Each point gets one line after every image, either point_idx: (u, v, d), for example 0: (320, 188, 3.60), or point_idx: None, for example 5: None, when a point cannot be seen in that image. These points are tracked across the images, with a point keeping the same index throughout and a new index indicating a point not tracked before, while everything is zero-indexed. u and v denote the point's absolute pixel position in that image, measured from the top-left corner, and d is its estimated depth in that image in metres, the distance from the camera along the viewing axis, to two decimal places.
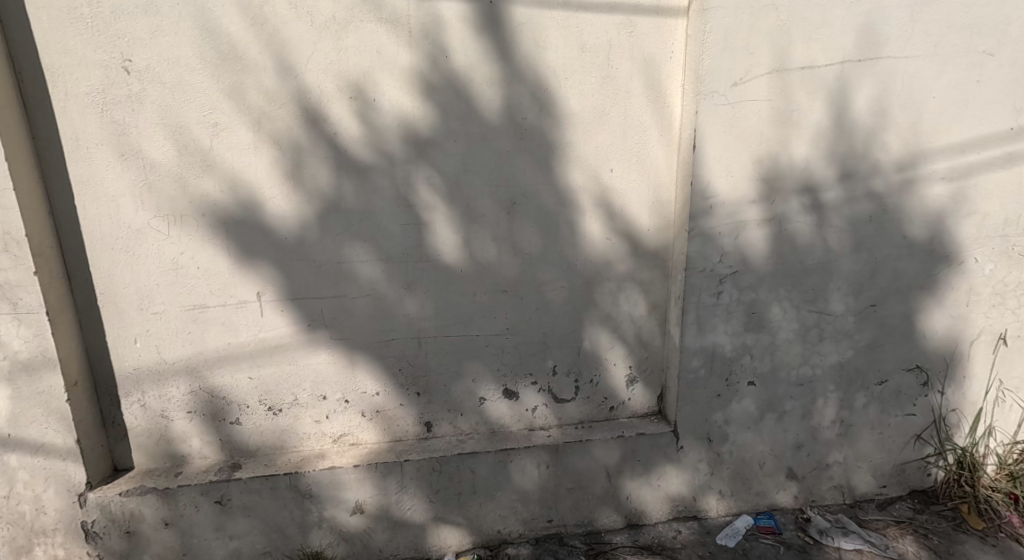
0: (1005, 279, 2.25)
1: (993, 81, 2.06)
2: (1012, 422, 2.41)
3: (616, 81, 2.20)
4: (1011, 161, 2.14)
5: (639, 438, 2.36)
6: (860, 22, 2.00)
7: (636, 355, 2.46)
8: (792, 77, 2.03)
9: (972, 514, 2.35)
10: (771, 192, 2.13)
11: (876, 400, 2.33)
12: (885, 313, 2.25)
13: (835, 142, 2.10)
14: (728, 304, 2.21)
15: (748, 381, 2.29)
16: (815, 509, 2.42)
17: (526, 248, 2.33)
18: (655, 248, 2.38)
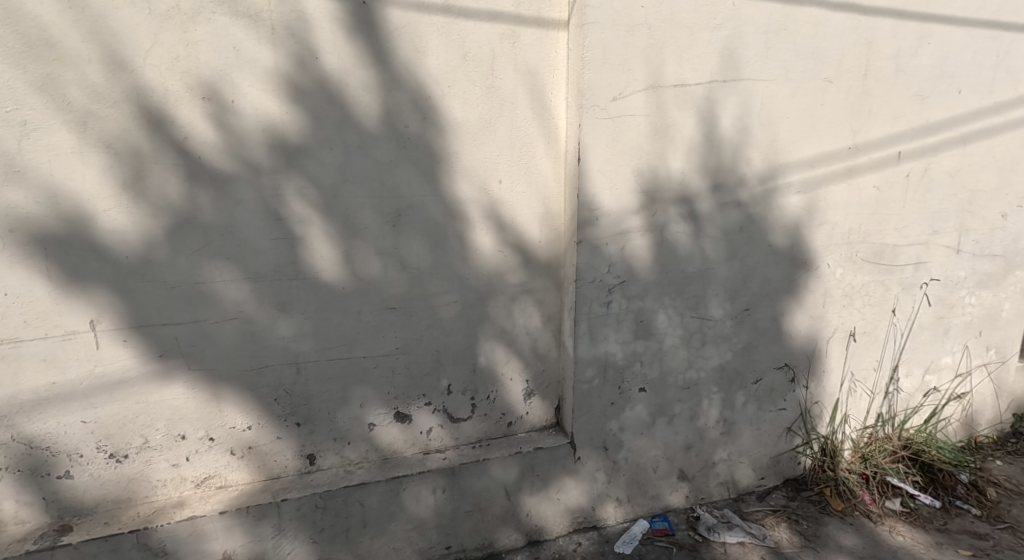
0: (852, 281, 2.54)
1: (834, 105, 2.32)
2: (863, 409, 2.73)
3: (501, 92, 2.17)
4: (851, 176, 2.43)
5: (537, 453, 2.33)
6: (722, 46, 2.16)
7: (532, 369, 2.44)
8: (665, 95, 2.14)
9: (835, 496, 2.61)
10: (652, 204, 2.23)
11: (753, 397, 2.52)
12: (757, 317, 2.44)
13: (705, 157, 2.24)
14: (618, 313, 2.27)
15: (639, 387, 2.36)
16: (703, 507, 2.56)
17: (413, 263, 2.21)
18: (548, 260, 2.38)
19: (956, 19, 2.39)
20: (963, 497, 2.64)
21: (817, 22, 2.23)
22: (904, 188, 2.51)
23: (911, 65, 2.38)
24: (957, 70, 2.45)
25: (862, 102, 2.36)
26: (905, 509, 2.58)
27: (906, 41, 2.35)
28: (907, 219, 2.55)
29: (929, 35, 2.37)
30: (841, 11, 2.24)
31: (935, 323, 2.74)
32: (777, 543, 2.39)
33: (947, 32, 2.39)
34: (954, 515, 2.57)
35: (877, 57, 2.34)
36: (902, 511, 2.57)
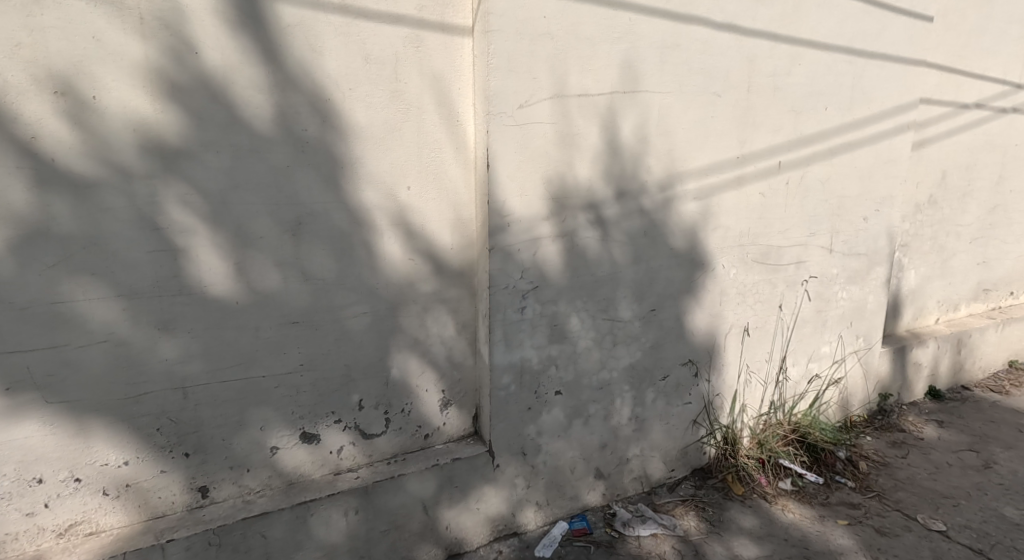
0: (744, 280, 2.76)
1: (723, 117, 2.51)
2: (758, 398, 2.97)
3: (407, 96, 2.11)
4: (740, 184, 2.63)
5: (455, 464, 2.29)
6: (621, 59, 2.25)
7: (448, 378, 2.39)
8: (569, 104, 2.20)
9: (736, 482, 2.81)
10: (561, 210, 2.27)
11: (661, 394, 2.65)
12: (662, 316, 2.57)
13: (609, 166, 2.33)
14: (532, 318, 2.29)
15: (555, 390, 2.40)
16: (619, 503, 2.65)
17: (317, 274, 2.08)
18: (461, 267, 2.35)
19: (820, 44, 2.68)
20: (840, 472, 2.94)
21: (705, 40, 2.40)
22: (785, 194, 2.77)
23: (786, 83, 2.64)
24: (822, 89, 2.74)
25: (746, 115, 2.57)
26: (793, 488, 2.83)
27: (779, 61, 2.60)
28: (788, 222, 2.82)
29: (799, 57, 2.64)
30: (725, 31, 2.43)
31: (815, 316, 3.05)
32: (686, 531, 2.53)
33: (814, 55, 2.68)
34: (834, 489, 2.85)
35: (758, 75, 2.56)
36: (791, 489, 2.82)
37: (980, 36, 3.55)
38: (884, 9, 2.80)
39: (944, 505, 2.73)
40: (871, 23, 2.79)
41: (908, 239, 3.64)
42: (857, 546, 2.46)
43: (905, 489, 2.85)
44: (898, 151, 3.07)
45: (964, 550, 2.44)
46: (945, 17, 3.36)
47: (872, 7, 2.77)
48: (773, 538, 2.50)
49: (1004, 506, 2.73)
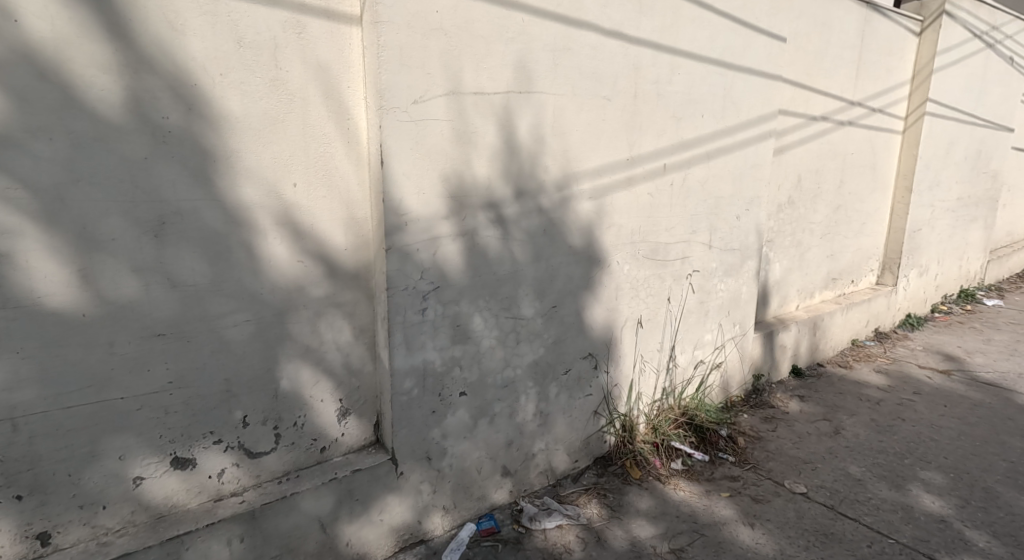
0: (638, 276, 2.93)
1: (613, 120, 2.63)
2: (651, 385, 3.18)
3: (290, 85, 1.94)
4: (630, 184, 2.78)
5: (355, 476, 2.17)
6: (514, 59, 2.27)
7: (345, 386, 2.26)
8: (464, 101, 2.17)
9: (633, 467, 2.98)
10: (459, 209, 2.24)
11: (564, 388, 2.72)
12: (563, 313, 2.64)
13: (507, 165, 2.33)
14: (433, 319, 2.23)
15: (459, 392, 2.36)
16: (525, 499, 2.68)
17: (186, 280, 1.85)
18: (355, 269, 2.22)
19: (694, 56, 2.89)
20: (723, 448, 3.22)
21: (594, 46, 2.49)
22: (669, 195, 2.97)
23: (667, 91, 2.82)
24: (698, 98, 2.96)
25: (634, 120, 2.71)
26: (683, 467, 3.05)
27: (660, 70, 2.77)
28: (673, 221, 3.02)
29: (678, 67, 2.84)
30: (612, 38, 2.55)
31: (697, 307, 3.31)
32: (589, 519, 2.62)
33: (690, 66, 2.89)
34: (717, 464, 3.11)
35: (643, 82, 2.71)
36: (682, 469, 3.03)
37: (823, 58, 4.06)
38: (746, 28, 3.10)
39: (805, 469, 3.09)
40: (736, 40, 3.08)
41: (773, 235, 4.08)
42: (736, 515, 2.70)
43: (774, 458, 3.19)
44: (761, 157, 3.41)
45: (820, 507, 2.78)
46: (794, 40, 3.81)
47: (736, 26, 3.05)
48: (666, 516, 2.67)
49: (849, 465, 3.15)
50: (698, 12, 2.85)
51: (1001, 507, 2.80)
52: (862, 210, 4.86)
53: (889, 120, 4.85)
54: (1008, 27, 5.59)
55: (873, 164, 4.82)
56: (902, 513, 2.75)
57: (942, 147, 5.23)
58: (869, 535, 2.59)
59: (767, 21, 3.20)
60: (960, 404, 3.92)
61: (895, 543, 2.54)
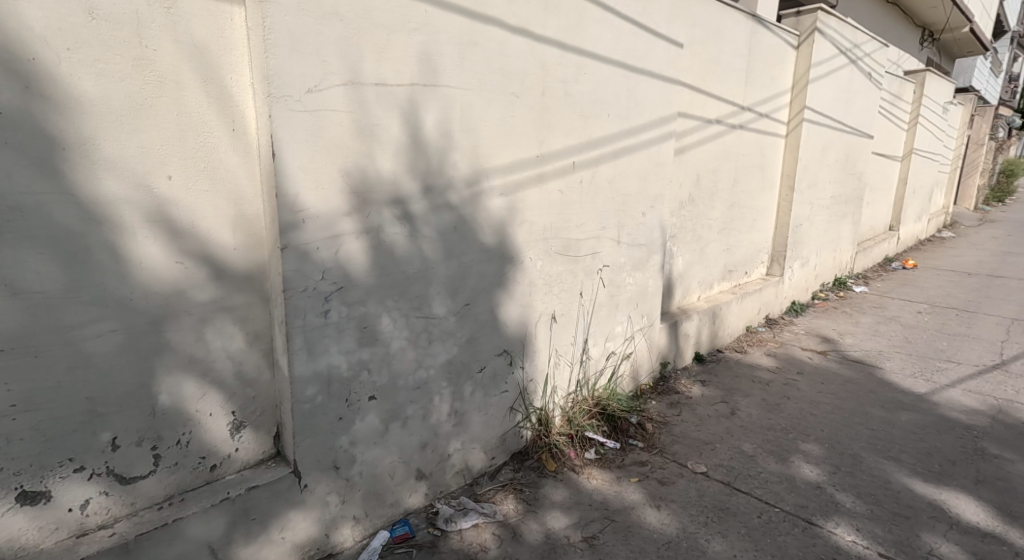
0: (550, 271, 2.97)
1: (523, 117, 2.64)
2: (566, 378, 3.24)
3: (160, 66, 1.78)
4: (541, 180, 2.80)
5: (250, 493, 2.05)
6: (418, 51, 2.22)
7: (239, 398, 2.12)
8: (365, 92, 2.09)
9: (549, 459, 3.02)
10: (363, 205, 2.16)
11: (478, 386, 2.71)
12: (476, 310, 2.62)
13: (414, 160, 2.28)
14: (336, 321, 2.15)
15: (369, 396, 2.29)
16: (441, 500, 2.65)
17: (32, 287, 1.64)
18: (247, 270, 2.08)
19: (599, 56, 2.96)
20: (633, 435, 3.33)
21: (501, 42, 2.48)
22: (579, 192, 3.02)
23: (575, 90, 2.87)
24: (603, 98, 3.04)
25: (543, 117, 2.74)
26: (596, 456, 3.13)
27: (567, 69, 2.81)
28: (583, 217, 3.09)
29: (584, 67, 2.90)
30: (519, 34, 2.55)
31: (608, 300, 3.41)
32: (506, 515, 2.63)
33: (596, 65, 2.96)
34: (627, 451, 3.21)
35: (551, 80, 2.75)
36: (595, 458, 3.11)
37: (717, 63, 4.30)
38: (647, 32, 3.22)
39: (706, 449, 3.26)
40: (638, 43, 3.19)
41: (676, 230, 4.27)
42: (644, 498, 2.81)
43: (679, 442, 3.34)
44: (664, 156, 3.56)
45: (718, 484, 2.95)
46: (691, 45, 4.01)
47: (638, 29, 3.16)
48: (580, 506, 2.73)
49: (743, 443, 3.36)
50: (601, 14, 2.92)
51: (865, 471, 3.10)
52: (754, 206, 5.20)
53: (776, 124, 5.22)
54: (868, 46, 6.23)
55: (763, 163, 5.17)
56: (787, 483, 2.97)
57: (820, 148, 5.70)
58: (759, 506, 2.78)
59: (666, 26, 3.34)
60: (835, 380, 4.29)
61: (781, 512, 2.74)
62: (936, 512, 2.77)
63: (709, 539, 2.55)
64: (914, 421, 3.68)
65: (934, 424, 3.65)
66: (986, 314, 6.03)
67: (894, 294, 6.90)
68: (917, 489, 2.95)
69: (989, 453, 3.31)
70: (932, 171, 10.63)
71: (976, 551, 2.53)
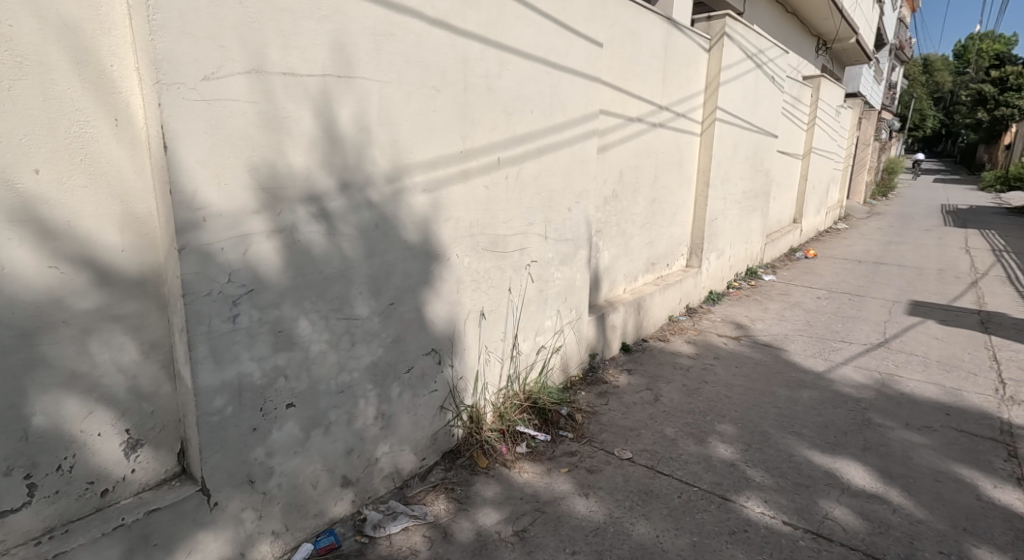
0: (478, 268, 2.95)
1: (444, 111, 2.60)
2: (496, 374, 3.23)
3: (21, 45, 1.61)
4: (466, 176, 2.77)
5: (151, 516, 1.91)
6: (329, 40, 2.13)
7: (134, 414, 1.97)
8: (272, 82, 1.99)
9: (481, 456, 3.02)
10: (274, 203, 2.05)
11: (406, 386, 2.66)
12: (401, 309, 2.57)
13: (329, 155, 2.19)
14: (247, 327, 2.04)
15: (286, 403, 2.19)
16: (369, 506, 2.59)
17: None
18: (139, 275, 1.92)
19: (521, 52, 2.97)
20: (563, 426, 3.38)
21: (420, 34, 2.44)
22: (505, 188, 3.02)
23: (498, 85, 2.87)
24: (526, 94, 3.05)
25: (465, 112, 2.71)
26: (528, 450, 3.15)
27: (489, 64, 2.80)
28: (510, 213, 3.09)
29: (506, 62, 2.90)
30: (437, 27, 2.51)
31: (537, 295, 3.43)
32: (437, 516, 2.60)
33: (518, 62, 2.96)
34: (558, 442, 3.26)
35: (472, 75, 2.72)
36: (526, 452, 3.13)
37: (636, 63, 4.42)
38: (568, 30, 3.26)
39: (631, 436, 3.36)
40: (559, 41, 3.22)
41: (601, 225, 4.36)
42: (574, 488, 2.85)
43: (606, 430, 3.42)
44: (587, 153, 3.62)
45: (643, 469, 3.04)
46: (610, 45, 4.10)
47: (559, 27, 3.20)
48: (511, 500, 2.74)
49: (665, 427, 3.48)
50: (521, 10, 2.92)
51: (772, 446, 3.29)
52: (674, 201, 5.40)
53: (692, 122, 5.44)
54: (772, 52, 6.63)
55: (681, 161, 5.37)
56: (704, 463, 3.11)
57: (730, 146, 5.99)
58: (680, 487, 2.89)
59: (585, 25, 3.40)
60: (746, 363, 4.54)
61: (699, 490, 2.87)
62: (831, 479, 2.99)
63: (635, 522, 2.63)
64: (813, 397, 3.95)
65: (830, 398, 3.93)
66: (872, 297, 6.56)
67: (798, 281, 7.38)
68: (815, 459, 3.17)
69: (875, 422, 3.61)
70: (828, 168, 11.45)
71: (864, 512, 2.74)
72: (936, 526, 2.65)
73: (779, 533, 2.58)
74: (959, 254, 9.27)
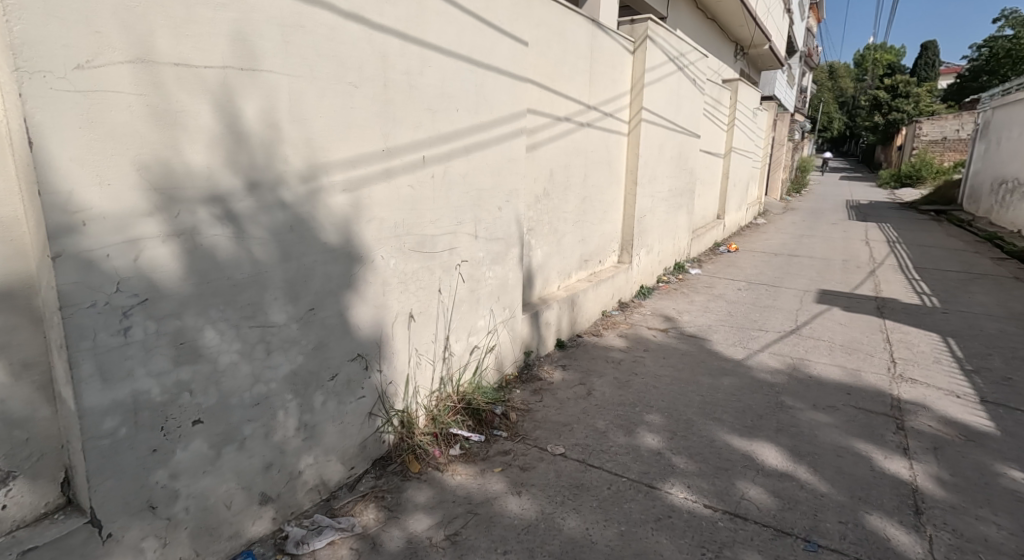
0: (405, 269, 2.89)
1: (362, 108, 2.53)
2: (428, 377, 3.18)
3: None
4: (389, 175, 2.70)
5: (28, 556, 1.74)
6: (229, 30, 2.01)
7: (6, 443, 1.78)
8: (162, 73, 1.85)
9: (413, 460, 2.96)
10: (170, 205, 1.92)
11: (330, 394, 2.57)
12: (323, 314, 2.47)
13: (233, 153, 2.07)
14: (141, 340, 1.89)
15: (192, 420, 2.06)
16: (292, 522, 2.48)
17: None
18: (7, 285, 1.75)
19: (443, 49, 2.93)
20: (497, 426, 3.38)
21: (332, 27, 2.35)
22: (431, 187, 2.97)
23: (419, 82, 2.81)
24: (450, 92, 3.02)
25: (386, 109, 2.65)
26: (462, 451, 3.12)
27: (410, 61, 2.74)
28: (437, 212, 3.04)
29: (428, 59, 2.85)
30: (351, 21, 2.43)
31: (468, 295, 3.40)
32: (365, 527, 2.53)
33: (440, 58, 2.92)
34: (492, 442, 3.24)
35: (392, 71, 2.66)
36: (459, 453, 3.10)
37: (563, 63, 4.47)
38: (491, 28, 3.25)
39: (563, 431, 3.39)
40: (483, 39, 3.20)
41: (533, 224, 4.39)
42: (506, 487, 2.85)
43: (540, 427, 3.44)
44: (515, 151, 3.61)
45: (574, 463, 3.08)
46: (536, 45, 4.13)
47: (482, 25, 3.18)
48: (443, 504, 2.70)
49: (597, 420, 3.54)
50: (442, 6, 2.88)
51: (695, 433, 3.42)
52: (605, 199, 5.51)
53: (619, 122, 5.55)
54: (692, 56, 6.89)
55: (610, 161, 5.48)
56: (633, 453, 3.19)
57: (656, 145, 6.17)
58: (609, 478, 2.95)
59: (509, 23, 3.39)
60: (674, 354, 4.70)
61: (627, 480, 2.93)
62: (748, 461, 3.13)
63: (566, 516, 2.65)
64: (733, 384, 4.14)
65: (750, 385, 4.13)
66: (788, 288, 6.95)
67: (722, 274, 7.72)
68: (735, 443, 3.31)
69: (788, 405, 3.82)
70: (748, 167, 12.06)
71: (777, 490, 2.89)
72: (838, 498, 2.83)
73: (701, 516, 2.68)
74: (861, 246, 9.98)
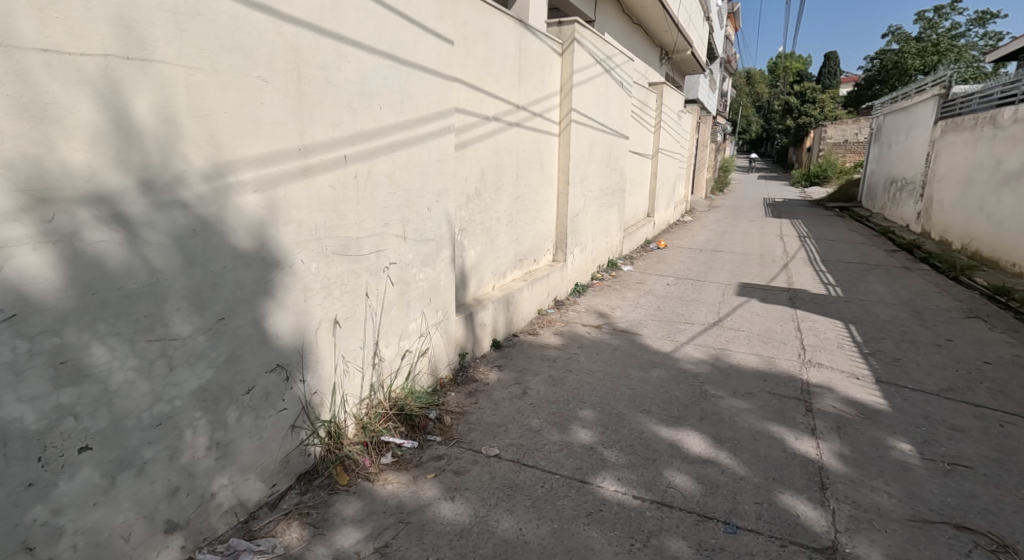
0: (328, 273, 2.77)
1: (272, 103, 2.40)
2: (357, 384, 3.07)
3: None
4: (306, 174, 2.59)
5: None
6: (111, 15, 1.86)
7: None
8: (26, 59, 1.70)
9: (341, 472, 2.85)
10: (43, 206, 1.76)
11: (246, 409, 2.42)
12: (235, 324, 2.33)
13: (122, 150, 1.92)
14: (9, 361, 1.73)
15: (78, 448, 1.89)
16: (206, 549, 2.32)
17: None
18: None
19: (362, 44, 2.83)
20: (431, 431, 3.31)
21: (235, 16, 2.21)
22: (353, 187, 2.87)
23: (337, 79, 2.71)
24: (371, 89, 2.92)
25: (300, 106, 2.53)
26: (394, 459, 3.03)
27: (326, 55, 2.64)
28: (362, 214, 2.94)
29: (346, 54, 2.75)
30: (258, 11, 2.30)
31: (397, 298, 3.31)
32: (286, 547, 2.41)
33: (359, 54, 2.82)
34: (426, 448, 3.18)
35: (306, 65, 2.54)
36: (391, 461, 3.01)
37: (490, 62, 4.45)
38: (414, 24, 3.17)
39: (498, 432, 3.37)
40: (406, 36, 3.13)
41: (465, 224, 4.34)
42: (440, 493, 2.79)
43: (475, 429, 3.40)
44: (444, 151, 3.55)
45: (508, 463, 3.06)
46: (462, 44, 4.09)
47: (404, 21, 3.10)
48: (373, 515, 2.62)
49: (532, 419, 3.54)
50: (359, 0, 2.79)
51: (626, 426, 3.48)
52: (537, 199, 5.53)
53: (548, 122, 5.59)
54: (619, 58, 7.04)
55: (541, 161, 5.52)
56: (566, 450, 3.21)
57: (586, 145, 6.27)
58: (543, 476, 2.95)
59: (432, 20, 3.33)
60: (606, 350, 4.78)
61: (560, 478, 2.94)
62: (674, 450, 3.22)
63: (499, 518, 2.63)
64: (661, 376, 4.26)
65: (677, 376, 4.26)
66: (711, 282, 7.25)
67: (652, 270, 7.95)
68: (664, 434, 3.40)
69: (710, 394, 3.96)
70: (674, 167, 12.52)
71: (700, 476, 2.99)
72: (754, 480, 2.96)
73: (630, 508, 2.73)
74: (777, 240, 10.55)
